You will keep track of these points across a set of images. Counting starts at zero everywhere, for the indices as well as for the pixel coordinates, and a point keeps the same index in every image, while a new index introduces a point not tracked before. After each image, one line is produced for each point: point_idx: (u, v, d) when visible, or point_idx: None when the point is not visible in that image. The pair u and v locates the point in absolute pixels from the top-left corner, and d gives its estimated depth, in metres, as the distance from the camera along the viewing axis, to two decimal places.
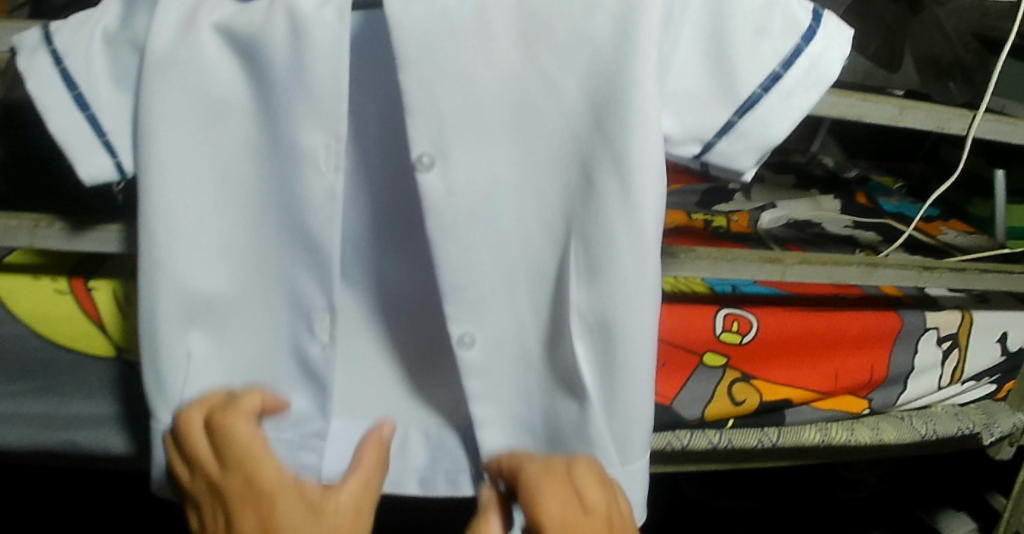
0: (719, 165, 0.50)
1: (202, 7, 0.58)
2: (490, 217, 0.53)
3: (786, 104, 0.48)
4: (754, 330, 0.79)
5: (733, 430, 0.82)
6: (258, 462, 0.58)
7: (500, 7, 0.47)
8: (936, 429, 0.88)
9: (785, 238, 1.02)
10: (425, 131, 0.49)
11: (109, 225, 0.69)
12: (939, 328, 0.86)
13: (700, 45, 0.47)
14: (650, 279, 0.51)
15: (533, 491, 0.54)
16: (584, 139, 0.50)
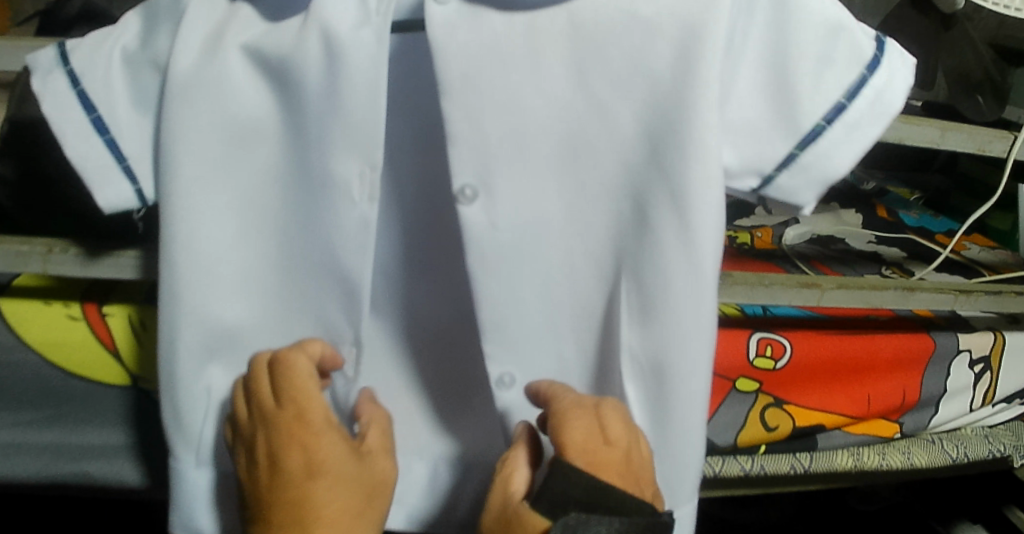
0: (777, 199, 0.52)
1: (229, 28, 0.57)
2: (540, 250, 0.55)
3: (850, 134, 0.51)
4: (788, 354, 0.76)
5: (765, 456, 0.80)
6: (320, 411, 0.55)
7: (553, 34, 0.51)
8: (969, 452, 0.87)
9: (810, 255, 1.00)
10: (468, 164, 0.52)
11: (125, 252, 0.66)
12: (972, 351, 0.84)
13: (760, 82, 0.51)
14: (707, 317, 0.53)
15: (558, 420, 0.52)
16: (638, 173, 0.53)
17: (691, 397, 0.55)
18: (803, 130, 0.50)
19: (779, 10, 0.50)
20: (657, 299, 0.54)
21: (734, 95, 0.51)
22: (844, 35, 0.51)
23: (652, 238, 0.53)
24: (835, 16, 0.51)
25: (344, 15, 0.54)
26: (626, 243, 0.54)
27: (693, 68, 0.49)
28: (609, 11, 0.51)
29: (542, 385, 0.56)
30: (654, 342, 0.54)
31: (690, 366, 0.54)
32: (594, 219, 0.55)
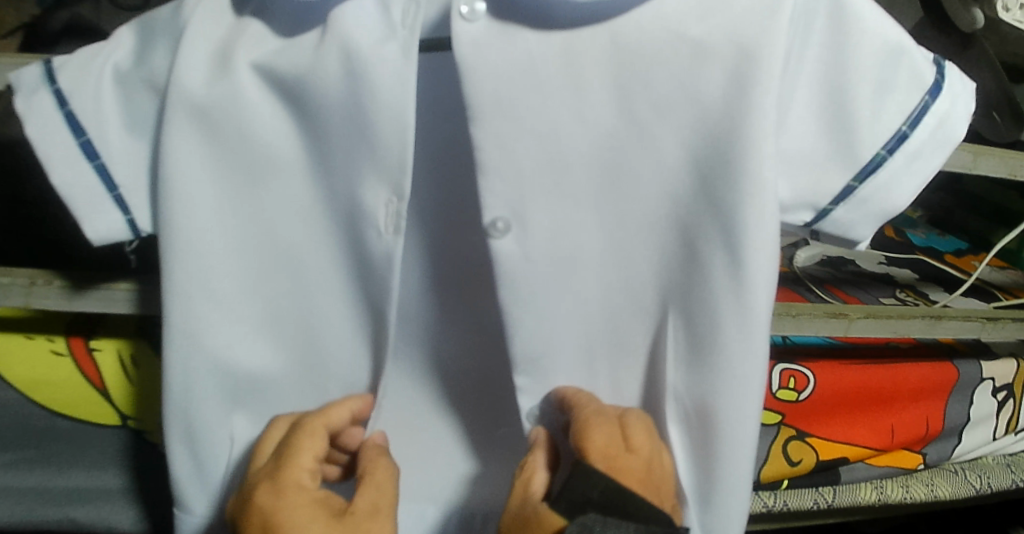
0: (832, 233, 0.53)
1: (236, 44, 0.53)
2: (582, 283, 0.54)
3: (910, 164, 0.51)
4: (811, 386, 0.74)
5: (788, 491, 0.78)
6: (292, 472, 0.52)
7: (594, 57, 0.48)
8: (991, 483, 0.84)
9: (823, 278, 0.96)
10: (500, 196, 0.50)
11: (120, 284, 0.62)
12: (995, 379, 0.82)
13: (817, 111, 0.50)
14: (760, 362, 0.51)
15: (580, 426, 0.52)
16: (687, 207, 0.51)
17: (739, 441, 0.52)
18: (863, 161, 0.50)
19: (838, 35, 0.48)
20: (705, 338, 0.52)
21: (790, 122, 0.50)
22: (906, 60, 0.49)
23: (695, 274, 0.52)
24: (898, 40, 0.49)
25: (363, 34, 0.50)
26: (669, 277, 0.53)
27: (749, 96, 0.46)
28: (654, 34, 0.48)
29: (568, 392, 0.55)
30: (701, 383, 0.53)
31: (738, 410, 0.52)
32: (637, 252, 0.53)
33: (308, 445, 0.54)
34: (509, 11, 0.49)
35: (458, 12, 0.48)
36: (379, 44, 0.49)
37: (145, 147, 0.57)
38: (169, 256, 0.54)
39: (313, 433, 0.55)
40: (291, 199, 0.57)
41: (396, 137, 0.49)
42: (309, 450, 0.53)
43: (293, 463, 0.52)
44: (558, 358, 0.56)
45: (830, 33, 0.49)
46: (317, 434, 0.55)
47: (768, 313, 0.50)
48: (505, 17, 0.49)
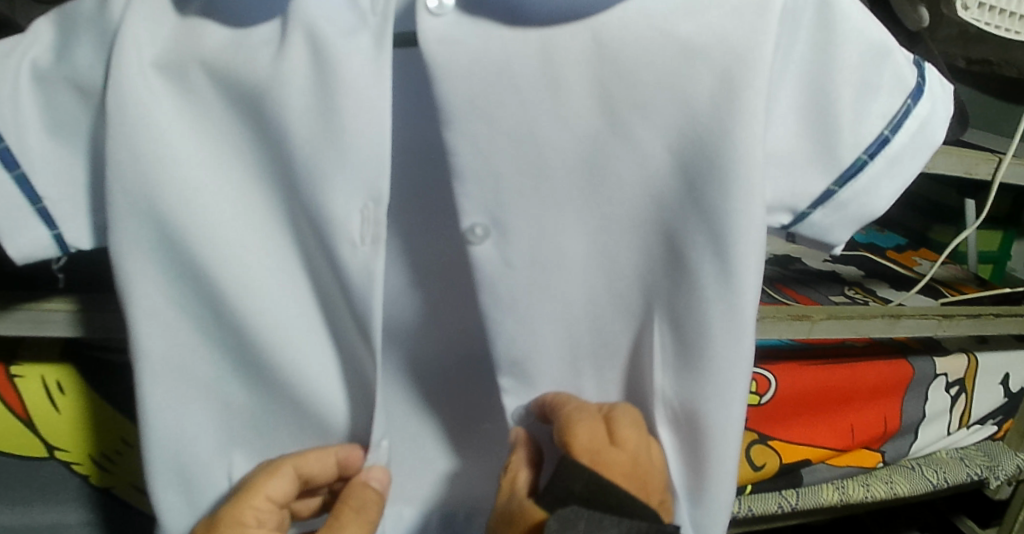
0: (810, 236, 0.52)
1: (182, 44, 0.50)
2: (557, 292, 0.52)
3: (890, 168, 0.51)
4: (773, 389, 0.74)
5: (751, 496, 0.77)
6: (237, 510, 0.51)
7: (573, 52, 0.46)
8: (948, 477, 0.85)
9: (773, 278, 0.95)
10: (476, 202, 0.48)
11: (59, 307, 0.57)
12: (948, 375, 0.83)
13: (797, 111, 0.50)
14: (746, 366, 0.49)
15: (565, 420, 0.50)
16: (673, 210, 0.49)
17: (727, 449, 0.51)
18: (844, 166, 0.50)
19: (824, 34, 0.48)
20: (696, 345, 0.50)
21: (773, 124, 0.50)
22: (888, 61, 0.49)
23: (682, 283, 0.50)
24: (878, 40, 0.49)
25: (319, 32, 0.46)
26: (651, 284, 0.51)
27: (738, 94, 0.44)
28: (640, 30, 0.45)
29: (548, 396, 0.53)
30: (690, 391, 0.51)
31: (725, 418, 0.50)
32: (621, 258, 0.51)
33: (262, 486, 0.52)
34: (479, 5, 0.46)
35: (426, 7, 0.46)
36: (339, 41, 0.46)
37: (73, 155, 0.52)
38: (125, 277, 0.51)
39: (274, 472, 0.53)
40: (254, 212, 0.52)
41: (359, 141, 0.46)
42: (259, 491, 0.52)
43: (241, 502, 0.51)
44: (526, 371, 0.53)
45: (815, 32, 0.48)
46: (279, 473, 0.53)
47: (755, 313, 0.49)
48: (473, 11, 0.46)
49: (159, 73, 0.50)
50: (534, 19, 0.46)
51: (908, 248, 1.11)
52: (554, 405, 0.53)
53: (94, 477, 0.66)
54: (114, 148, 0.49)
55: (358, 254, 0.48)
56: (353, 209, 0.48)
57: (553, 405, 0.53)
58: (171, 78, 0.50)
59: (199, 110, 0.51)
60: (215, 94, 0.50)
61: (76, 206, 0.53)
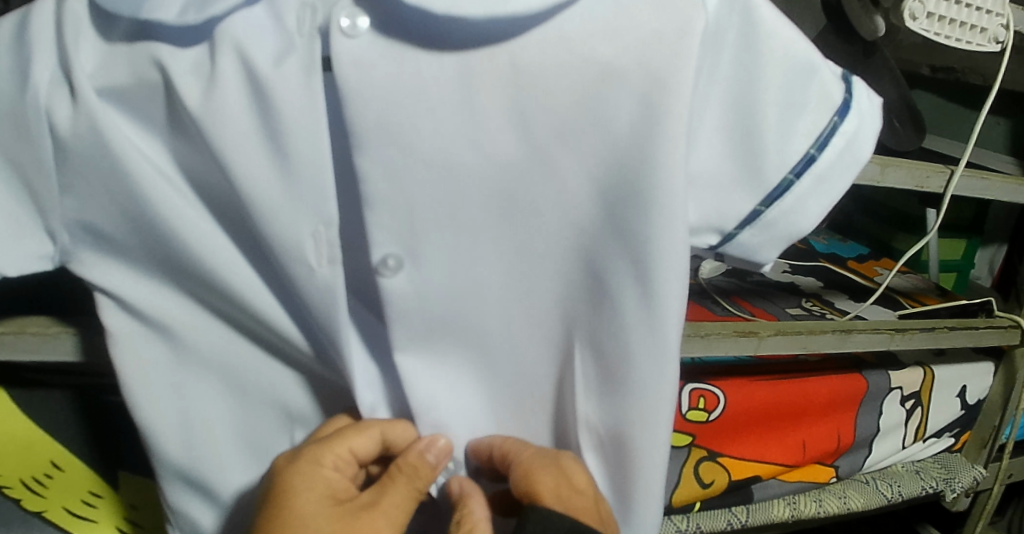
0: (737, 255, 0.52)
1: (98, 67, 0.48)
2: (489, 311, 0.52)
3: (818, 188, 0.50)
4: (721, 405, 0.73)
5: (700, 513, 0.76)
6: (320, 450, 0.51)
7: (489, 73, 0.45)
8: (902, 491, 0.84)
9: (728, 290, 0.94)
10: (388, 234, 0.47)
11: (60, 332, 0.56)
12: (902, 388, 0.82)
13: (721, 131, 0.49)
14: (668, 392, 0.49)
15: (528, 466, 0.51)
16: (597, 233, 0.48)
17: (653, 474, 0.51)
18: (770, 186, 0.49)
19: (750, 52, 0.47)
20: (618, 375, 0.50)
21: (697, 143, 0.50)
22: (816, 78, 0.48)
23: (608, 306, 0.49)
24: (808, 58, 0.48)
25: (244, 57, 0.45)
26: (574, 309, 0.51)
27: (659, 118, 0.44)
28: (551, 54, 0.44)
29: (495, 444, 0.54)
30: (616, 420, 0.51)
31: (651, 447, 0.51)
32: (546, 283, 0.51)
33: (360, 436, 0.51)
34: (396, 28, 0.45)
35: (339, 26, 0.44)
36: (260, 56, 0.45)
37: None
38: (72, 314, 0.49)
39: (363, 428, 0.52)
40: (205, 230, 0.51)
41: (291, 164, 0.45)
42: (357, 437, 0.51)
43: (341, 439, 0.51)
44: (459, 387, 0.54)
45: (739, 51, 0.48)
46: (368, 431, 0.52)
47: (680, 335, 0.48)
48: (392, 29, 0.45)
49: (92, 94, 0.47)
50: (452, 42, 0.45)
51: (869, 257, 1.11)
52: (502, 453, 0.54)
53: (28, 501, 0.64)
54: None
55: (316, 276, 0.47)
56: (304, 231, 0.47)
57: (501, 452, 0.54)
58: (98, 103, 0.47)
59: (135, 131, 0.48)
60: (134, 124, 0.50)
61: None
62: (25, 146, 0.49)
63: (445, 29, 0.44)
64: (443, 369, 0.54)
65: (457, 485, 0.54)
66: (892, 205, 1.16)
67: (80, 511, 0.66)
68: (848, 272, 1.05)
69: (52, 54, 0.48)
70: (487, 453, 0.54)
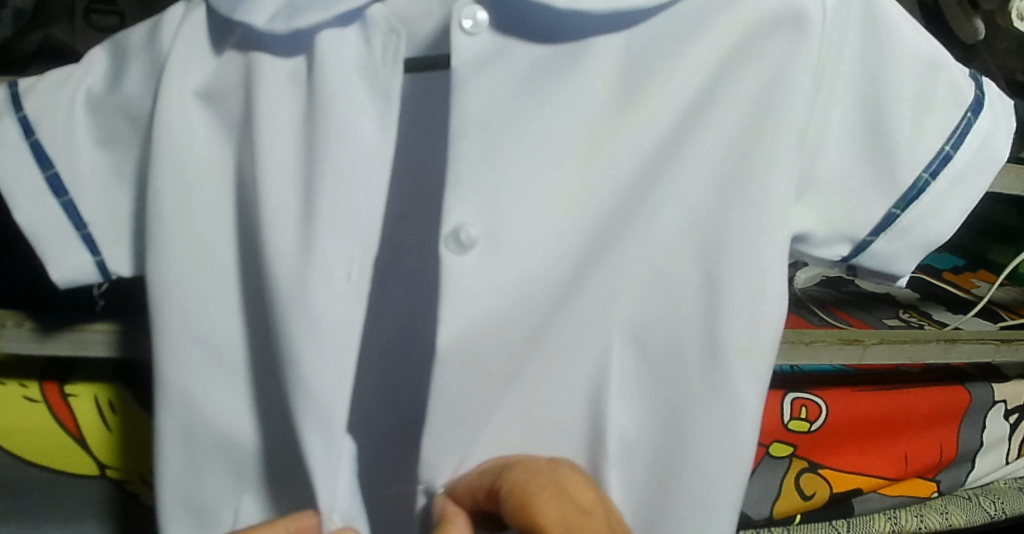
0: (870, 267, 0.48)
1: (222, 70, 0.47)
2: (580, 311, 0.47)
3: (952, 189, 0.47)
4: (823, 416, 0.72)
5: (800, 526, 0.75)
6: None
7: (602, 69, 0.43)
8: (1005, 508, 0.83)
9: (824, 300, 0.93)
10: (462, 206, 0.41)
11: (103, 329, 0.56)
12: (1006, 401, 0.80)
13: (850, 132, 0.46)
14: (726, 389, 0.45)
15: (522, 499, 0.42)
16: (701, 218, 0.46)
17: (707, 482, 0.46)
18: (904, 188, 0.46)
19: (872, 48, 0.45)
20: (650, 369, 0.47)
21: (822, 149, 0.46)
22: (943, 74, 0.46)
23: (691, 314, 0.46)
24: (936, 52, 0.46)
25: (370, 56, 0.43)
26: (657, 307, 0.47)
27: (772, 107, 0.44)
28: (661, 49, 0.43)
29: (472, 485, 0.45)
30: (671, 440, 0.47)
31: (724, 453, 0.46)
32: (624, 289, 0.47)
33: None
34: (513, 21, 0.43)
35: (458, 23, 0.42)
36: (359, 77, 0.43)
37: (121, 186, 0.51)
38: (155, 326, 0.47)
39: None
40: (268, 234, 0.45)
41: (371, 168, 0.43)
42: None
43: None
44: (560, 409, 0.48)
45: (863, 46, 0.45)
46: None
47: (774, 326, 0.45)
48: (505, 31, 0.43)
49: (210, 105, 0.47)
50: (566, 35, 0.43)
51: (964, 271, 1.10)
52: (483, 494, 0.44)
53: (145, 496, 0.65)
54: (161, 176, 0.46)
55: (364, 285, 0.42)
56: (337, 261, 0.43)
57: (482, 493, 0.44)
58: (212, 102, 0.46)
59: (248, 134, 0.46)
60: None
61: (120, 232, 0.51)
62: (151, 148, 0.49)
63: (562, 24, 0.42)
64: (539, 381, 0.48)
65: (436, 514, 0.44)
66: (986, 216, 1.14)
67: None
68: (944, 284, 1.03)
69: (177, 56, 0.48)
70: (466, 497, 0.45)
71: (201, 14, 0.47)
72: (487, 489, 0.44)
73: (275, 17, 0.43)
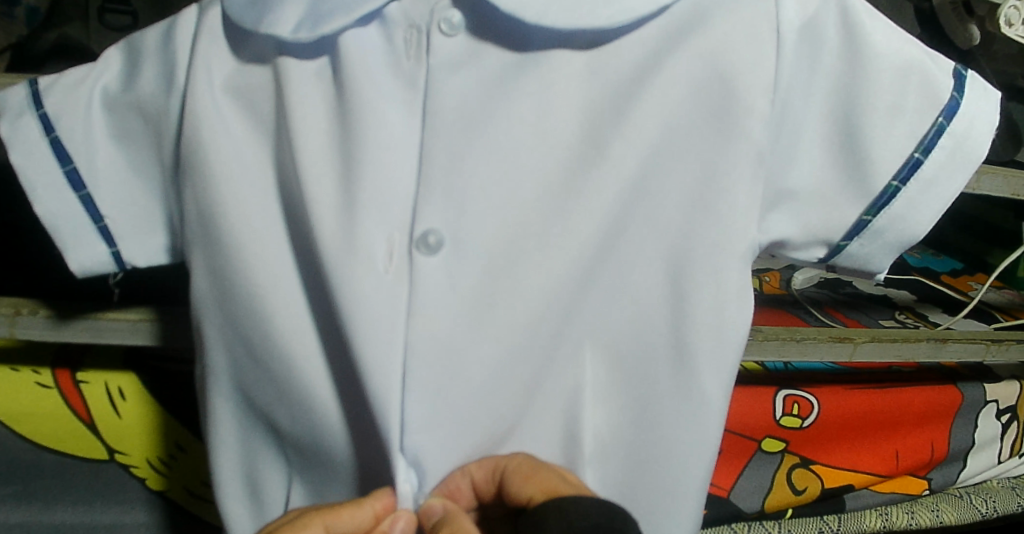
0: (849, 265, 0.50)
1: (236, 69, 0.48)
2: (570, 319, 0.47)
3: (929, 190, 0.48)
4: (815, 412, 0.73)
5: (791, 520, 0.77)
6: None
7: (568, 75, 0.44)
8: (997, 506, 0.84)
9: (822, 301, 0.95)
10: (438, 208, 0.42)
11: (137, 318, 0.58)
12: (998, 401, 0.81)
13: (823, 141, 0.47)
14: (696, 392, 0.46)
15: (527, 470, 0.44)
16: (678, 227, 0.46)
17: (683, 474, 0.48)
18: (875, 193, 0.47)
19: (851, 59, 0.45)
20: (624, 373, 0.48)
21: (797, 157, 0.47)
22: (915, 79, 0.46)
23: (662, 318, 0.47)
24: (910, 58, 0.46)
25: (376, 59, 0.44)
26: (628, 312, 0.47)
27: (734, 119, 0.44)
28: (631, 59, 0.44)
29: (472, 469, 0.45)
30: (643, 437, 0.48)
31: (695, 446, 0.47)
32: (598, 296, 0.47)
33: (340, 512, 0.41)
34: (487, 27, 0.44)
35: (439, 26, 0.43)
36: (379, 76, 0.43)
37: (135, 180, 0.53)
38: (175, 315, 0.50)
39: None
40: (271, 227, 0.47)
41: (402, 158, 0.43)
42: (331, 519, 0.41)
43: None
44: (543, 407, 0.49)
45: (842, 55, 0.45)
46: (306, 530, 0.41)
47: (744, 328, 0.46)
48: (482, 38, 0.44)
49: (224, 98, 0.48)
50: (533, 41, 0.43)
51: (963, 273, 1.11)
52: (484, 477, 0.46)
53: (151, 480, 0.68)
54: None
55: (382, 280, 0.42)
56: (378, 246, 0.43)
57: (483, 476, 0.45)
58: (224, 102, 0.47)
59: (261, 131, 0.48)
60: None
61: (135, 225, 0.53)
62: (163, 145, 0.51)
63: (528, 36, 0.43)
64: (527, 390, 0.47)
65: (438, 505, 0.42)
66: (986, 219, 1.15)
67: (198, 492, 0.68)
68: (942, 286, 1.05)
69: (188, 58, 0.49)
70: (464, 483, 0.46)
71: (215, 16, 0.48)
72: (489, 472, 0.45)
73: (299, 26, 0.43)
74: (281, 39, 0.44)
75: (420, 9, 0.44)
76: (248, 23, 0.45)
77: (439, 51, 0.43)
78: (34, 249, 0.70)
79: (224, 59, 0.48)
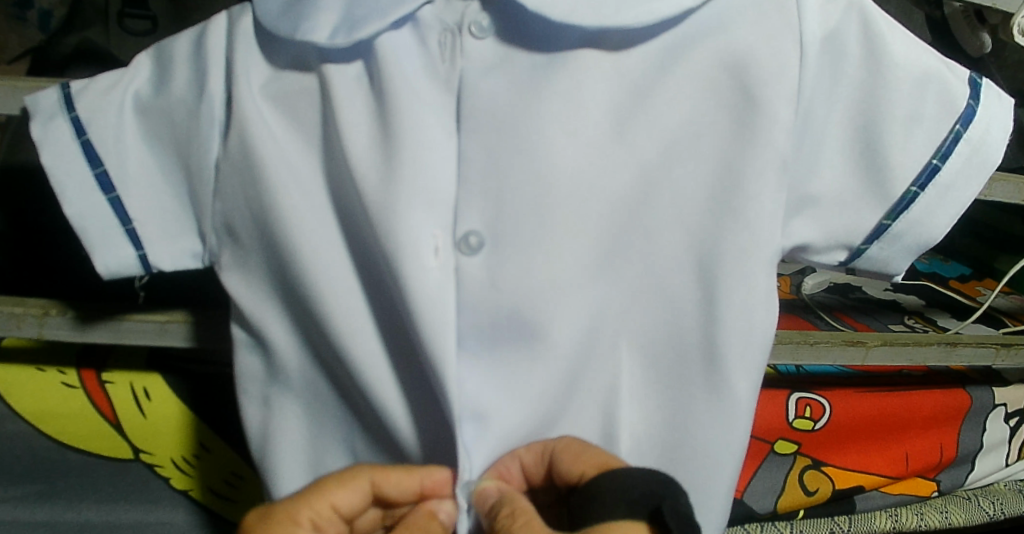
0: (868, 269, 0.51)
1: (270, 76, 0.49)
2: (601, 320, 0.48)
3: (946, 196, 0.49)
4: (827, 415, 0.74)
5: (803, 520, 0.78)
6: (295, 507, 0.43)
7: (596, 81, 0.45)
8: (1003, 508, 0.85)
9: (830, 305, 0.96)
10: (477, 210, 0.44)
11: (171, 320, 0.59)
12: (1006, 405, 0.82)
13: (844, 149, 0.48)
14: (724, 390, 0.48)
15: (576, 450, 0.44)
16: (704, 228, 0.47)
17: (707, 473, 0.49)
18: (894, 199, 0.48)
19: (872, 65, 0.46)
20: (654, 373, 0.49)
21: (820, 163, 0.48)
22: (934, 86, 0.47)
23: (689, 318, 0.48)
24: (927, 67, 0.47)
25: (404, 66, 0.45)
26: (656, 312, 0.48)
27: (761, 126, 0.45)
28: (656, 65, 0.45)
29: (522, 453, 0.46)
30: (673, 438, 0.49)
31: (718, 445, 0.48)
32: (624, 296, 0.48)
33: (388, 472, 0.44)
34: (513, 30, 0.45)
35: (468, 29, 0.44)
36: (415, 81, 0.45)
37: (164, 183, 0.54)
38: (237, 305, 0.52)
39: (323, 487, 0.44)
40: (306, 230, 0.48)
41: (437, 162, 0.44)
42: (378, 475, 0.44)
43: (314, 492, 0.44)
44: (569, 409, 0.49)
45: (864, 63, 0.46)
46: (355, 480, 0.44)
47: (768, 326, 0.47)
48: (510, 43, 0.45)
49: (259, 104, 0.49)
50: (557, 43, 0.45)
51: (970, 278, 1.12)
52: (533, 459, 0.46)
53: (175, 480, 0.69)
54: (229, 175, 0.50)
55: (418, 283, 0.43)
56: (425, 240, 0.44)
57: (532, 460, 0.46)
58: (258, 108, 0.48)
59: (294, 135, 0.49)
60: None
61: (164, 229, 0.54)
62: (193, 149, 0.52)
63: (552, 37, 0.44)
64: (556, 391, 0.48)
65: (492, 490, 0.44)
66: (992, 224, 1.16)
67: (222, 492, 0.70)
68: (949, 291, 1.06)
69: (222, 64, 0.51)
70: (515, 466, 0.47)
71: (251, 25, 0.49)
72: (538, 455, 0.46)
73: (335, 32, 0.44)
74: (317, 45, 0.45)
75: (452, 13, 0.46)
76: (285, 31, 0.46)
77: (474, 53, 0.44)
78: (58, 248, 0.71)
79: (259, 66, 0.49)
